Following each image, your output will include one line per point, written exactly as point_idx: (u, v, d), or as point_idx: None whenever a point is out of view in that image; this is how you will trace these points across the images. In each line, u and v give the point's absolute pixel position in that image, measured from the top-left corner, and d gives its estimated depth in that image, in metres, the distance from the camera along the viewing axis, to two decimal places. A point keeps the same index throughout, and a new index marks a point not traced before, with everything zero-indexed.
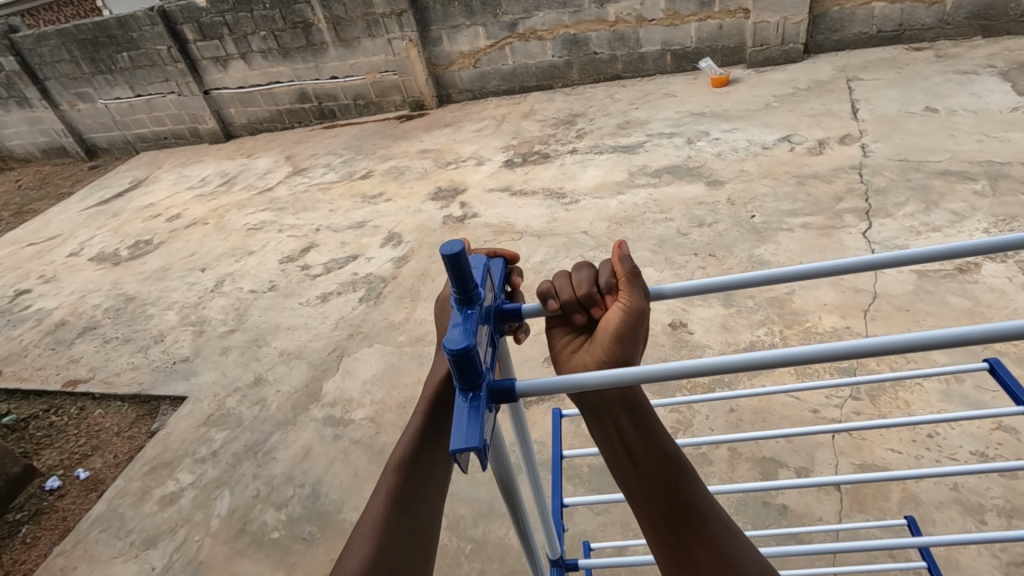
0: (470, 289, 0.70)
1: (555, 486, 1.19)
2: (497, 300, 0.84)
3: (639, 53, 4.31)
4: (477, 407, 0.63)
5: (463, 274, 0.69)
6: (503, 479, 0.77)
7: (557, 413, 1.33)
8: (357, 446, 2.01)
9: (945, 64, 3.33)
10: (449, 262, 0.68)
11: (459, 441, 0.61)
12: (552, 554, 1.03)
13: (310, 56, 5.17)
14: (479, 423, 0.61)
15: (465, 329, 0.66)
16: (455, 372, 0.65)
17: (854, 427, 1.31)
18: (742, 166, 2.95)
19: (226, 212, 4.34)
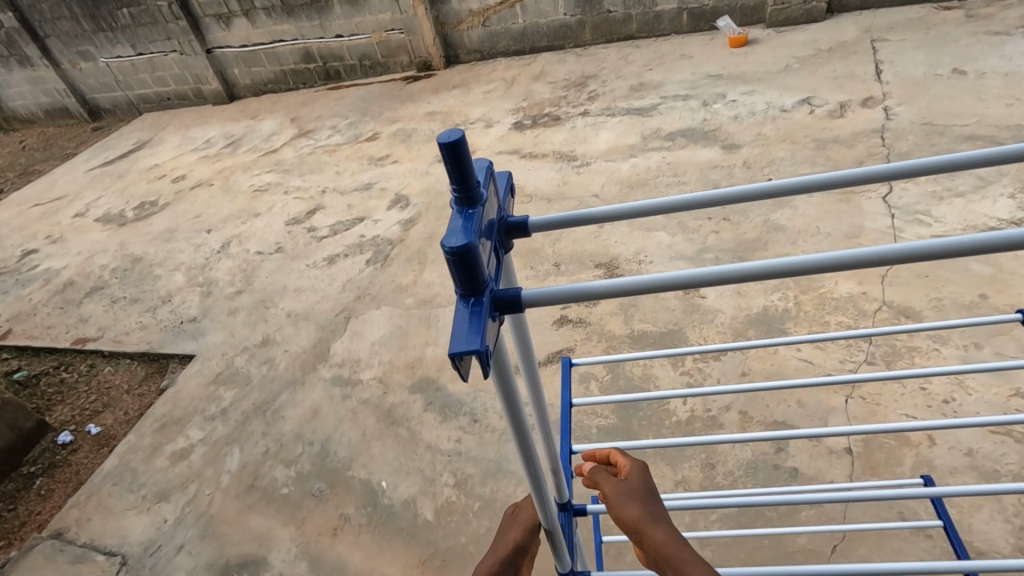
0: (471, 187, 0.66)
1: (565, 434, 1.16)
2: (503, 213, 0.79)
3: (654, 12, 4.16)
4: (479, 313, 0.61)
5: (463, 170, 0.65)
6: (517, 426, 0.73)
7: (567, 362, 1.30)
8: (365, 405, 2.01)
9: (976, 25, 3.19)
10: (447, 151, 0.62)
11: (460, 344, 0.58)
12: (560, 499, 1.01)
13: (315, 14, 5.03)
14: (481, 328, 0.59)
15: (466, 229, 0.62)
16: (455, 275, 0.62)
17: (867, 378, 1.23)
18: (760, 129, 2.86)
19: (232, 174, 4.29)
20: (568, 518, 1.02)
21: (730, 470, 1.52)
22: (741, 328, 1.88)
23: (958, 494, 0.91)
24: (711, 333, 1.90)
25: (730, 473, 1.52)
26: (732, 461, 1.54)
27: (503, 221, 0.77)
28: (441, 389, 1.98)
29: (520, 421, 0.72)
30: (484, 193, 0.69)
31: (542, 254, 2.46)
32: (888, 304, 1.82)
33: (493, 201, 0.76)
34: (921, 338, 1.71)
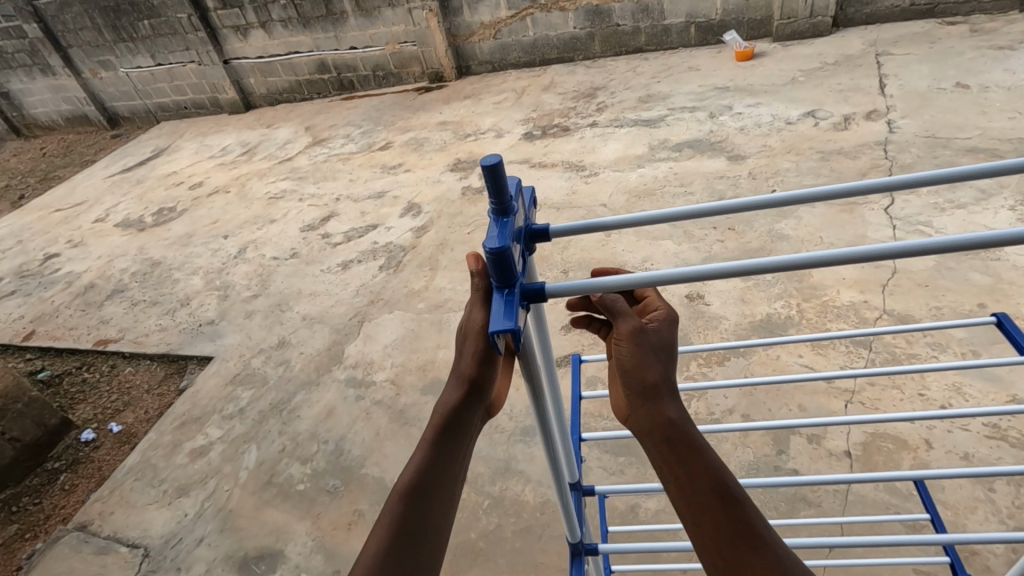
0: (506, 200, 0.73)
1: (575, 423, 1.21)
2: (527, 220, 0.85)
3: (662, 25, 4.24)
4: (512, 302, 0.68)
5: (501, 184, 0.71)
6: (541, 413, 0.80)
7: (577, 360, 1.33)
8: (378, 406, 2.07)
9: (980, 39, 3.24)
10: (487, 172, 0.70)
11: (497, 327, 0.66)
12: (572, 480, 1.07)
13: (330, 26, 5.16)
14: (514, 314, 0.66)
15: (502, 233, 0.69)
16: (492, 271, 0.69)
17: (848, 374, 1.26)
18: (765, 141, 2.92)
19: (248, 181, 4.41)
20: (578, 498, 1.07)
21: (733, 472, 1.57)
22: (744, 334, 1.93)
23: (940, 477, 1.00)
24: (715, 339, 1.95)
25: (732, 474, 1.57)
26: (734, 463, 1.59)
27: (529, 229, 0.84)
28: None
29: (544, 411, 0.79)
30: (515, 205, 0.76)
31: (551, 261, 2.53)
32: (888, 312, 1.86)
33: (520, 211, 0.82)
34: (919, 345, 1.76)
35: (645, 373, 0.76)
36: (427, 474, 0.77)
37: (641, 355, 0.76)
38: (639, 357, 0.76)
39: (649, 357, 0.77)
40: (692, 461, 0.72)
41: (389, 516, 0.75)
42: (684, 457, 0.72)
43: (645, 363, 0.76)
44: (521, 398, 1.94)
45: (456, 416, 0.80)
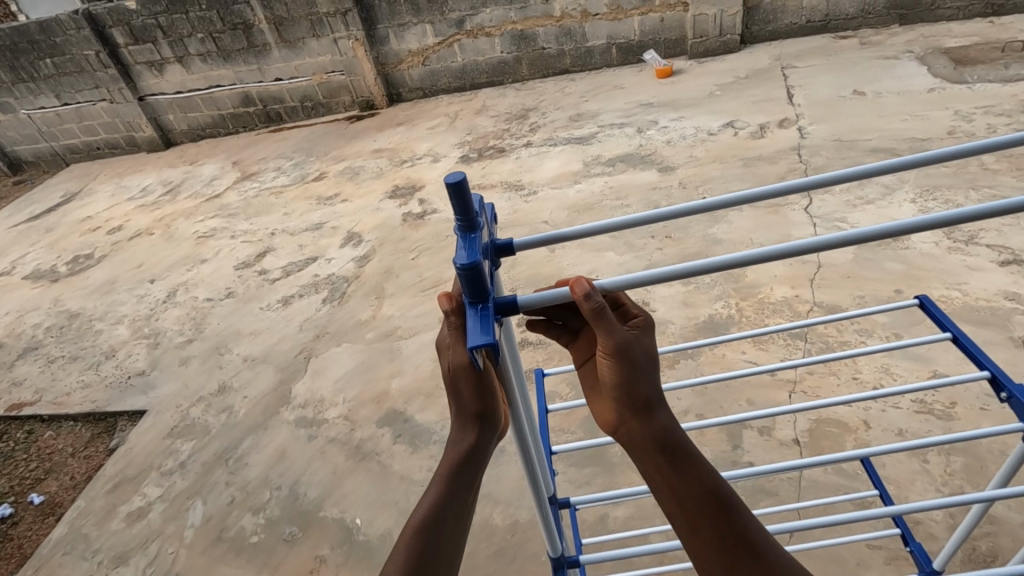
0: (472, 216, 0.72)
1: (544, 436, 1.19)
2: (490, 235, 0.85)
3: (585, 47, 4.41)
4: (488, 317, 0.67)
5: (466, 200, 0.71)
6: (517, 431, 0.79)
7: (539, 374, 1.31)
8: (333, 444, 1.99)
9: (870, 51, 3.56)
10: (453, 190, 0.68)
11: (476, 344, 0.65)
12: (547, 493, 1.05)
13: (252, 58, 5.05)
14: (492, 329, 0.66)
15: (472, 250, 0.69)
16: (465, 287, 0.69)
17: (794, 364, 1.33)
18: (692, 151, 3.07)
19: (173, 221, 4.19)
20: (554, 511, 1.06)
21: None
22: (690, 337, 2.00)
23: (885, 451, 1.01)
24: (664, 344, 2.01)
25: None
26: None
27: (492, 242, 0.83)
28: (409, 420, 1.99)
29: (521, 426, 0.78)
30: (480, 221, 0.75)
31: None
32: (818, 304, 1.99)
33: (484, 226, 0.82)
34: (847, 332, 1.88)
35: (631, 387, 0.73)
36: (444, 513, 0.77)
37: (627, 370, 0.72)
38: (626, 370, 0.72)
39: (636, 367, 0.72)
40: (683, 469, 0.71)
41: (402, 554, 0.74)
42: (679, 470, 0.71)
43: (631, 376, 0.72)
44: None
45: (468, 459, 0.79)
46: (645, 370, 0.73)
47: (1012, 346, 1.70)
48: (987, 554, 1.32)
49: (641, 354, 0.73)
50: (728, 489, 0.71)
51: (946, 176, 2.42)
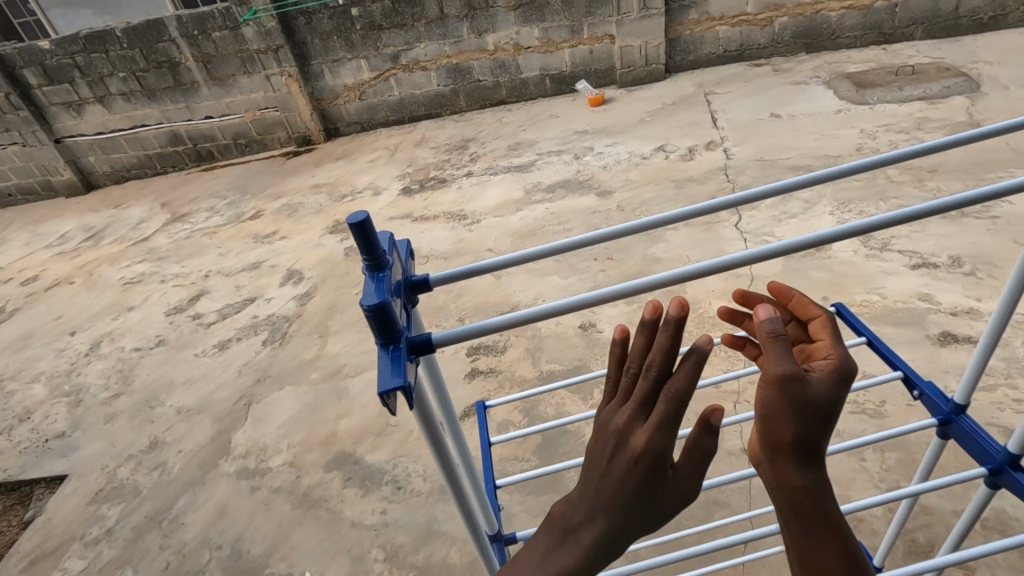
0: (379, 256, 0.71)
1: (488, 470, 1.15)
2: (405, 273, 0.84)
3: (520, 79, 4.53)
4: (400, 357, 0.65)
5: (372, 240, 0.70)
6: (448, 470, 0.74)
7: (482, 406, 1.30)
8: (278, 494, 1.89)
9: (782, 77, 3.83)
10: (356, 230, 0.68)
11: (386, 385, 0.61)
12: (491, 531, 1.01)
13: (180, 96, 4.89)
14: (403, 369, 0.63)
15: (379, 289, 0.67)
16: (374, 329, 0.66)
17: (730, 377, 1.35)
18: (627, 175, 3.18)
19: (97, 268, 3.94)
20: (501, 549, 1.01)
21: None
22: None
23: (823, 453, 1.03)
24: None
25: None
26: None
27: (405, 282, 0.81)
28: (359, 461, 1.91)
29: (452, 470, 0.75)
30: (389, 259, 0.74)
31: (446, 311, 2.52)
32: None
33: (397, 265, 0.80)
34: None
35: (782, 434, 0.61)
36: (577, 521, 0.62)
37: (784, 413, 0.60)
38: (783, 412, 0.61)
39: (797, 417, 0.60)
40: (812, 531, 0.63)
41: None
42: (810, 534, 0.64)
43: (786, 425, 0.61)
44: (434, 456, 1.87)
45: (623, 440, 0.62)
46: (808, 423, 0.61)
47: (929, 343, 1.82)
48: (925, 545, 1.38)
49: (812, 407, 0.60)
50: (857, 566, 0.63)
51: (858, 190, 2.60)
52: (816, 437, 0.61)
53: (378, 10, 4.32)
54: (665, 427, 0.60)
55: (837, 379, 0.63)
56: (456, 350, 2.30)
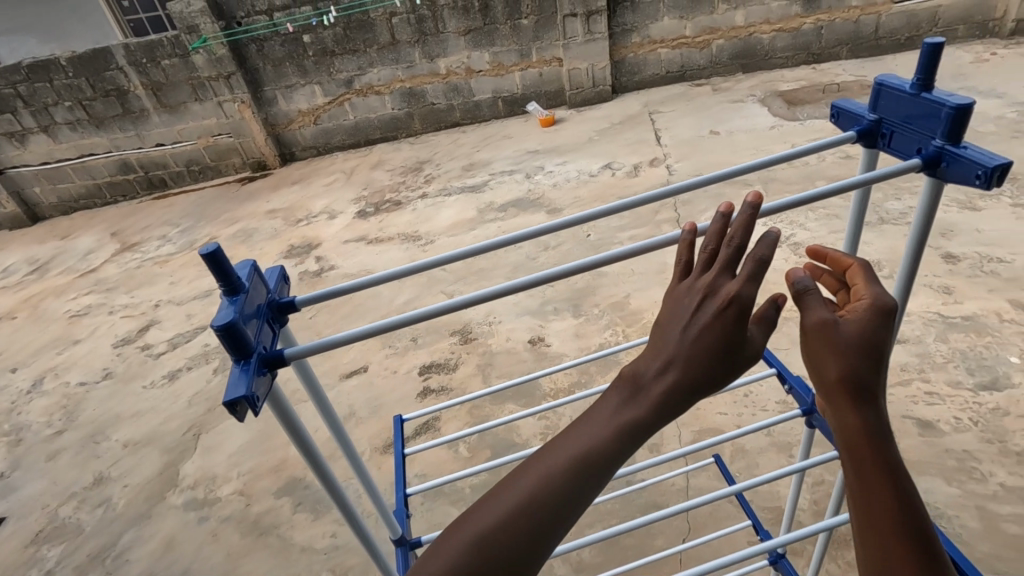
0: (235, 279, 0.72)
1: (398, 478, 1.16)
2: (273, 293, 0.85)
3: (473, 101, 4.62)
4: (248, 371, 0.67)
5: (228, 266, 0.71)
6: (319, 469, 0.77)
7: (398, 419, 1.33)
8: (227, 523, 1.86)
9: (721, 96, 4.03)
10: (207, 258, 0.69)
11: (231, 398, 0.64)
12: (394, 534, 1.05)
13: (129, 124, 4.82)
14: (251, 381, 0.66)
15: (230, 309, 0.68)
16: (226, 345, 0.68)
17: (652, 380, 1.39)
18: (576, 193, 3.28)
19: (41, 301, 3.82)
20: (405, 554, 1.05)
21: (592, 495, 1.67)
22: (584, 366, 2.09)
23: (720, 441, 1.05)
24: (560, 376, 2.08)
25: None
26: None
27: (267, 302, 0.82)
28: (310, 486, 1.91)
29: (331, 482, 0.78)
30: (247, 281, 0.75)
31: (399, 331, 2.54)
32: None
33: (260, 287, 0.81)
34: None
35: (828, 370, 0.65)
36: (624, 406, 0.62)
37: (824, 347, 0.65)
38: (826, 350, 0.65)
39: (840, 350, 0.65)
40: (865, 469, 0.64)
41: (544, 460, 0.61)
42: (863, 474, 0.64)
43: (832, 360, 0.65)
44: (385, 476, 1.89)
45: (707, 306, 0.64)
46: (851, 356, 0.65)
47: None
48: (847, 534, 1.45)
49: (854, 341, 0.64)
50: (923, 506, 0.62)
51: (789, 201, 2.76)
52: (861, 368, 0.64)
53: (330, 36, 4.37)
54: (754, 278, 0.62)
55: (877, 316, 0.66)
56: (409, 369, 2.32)
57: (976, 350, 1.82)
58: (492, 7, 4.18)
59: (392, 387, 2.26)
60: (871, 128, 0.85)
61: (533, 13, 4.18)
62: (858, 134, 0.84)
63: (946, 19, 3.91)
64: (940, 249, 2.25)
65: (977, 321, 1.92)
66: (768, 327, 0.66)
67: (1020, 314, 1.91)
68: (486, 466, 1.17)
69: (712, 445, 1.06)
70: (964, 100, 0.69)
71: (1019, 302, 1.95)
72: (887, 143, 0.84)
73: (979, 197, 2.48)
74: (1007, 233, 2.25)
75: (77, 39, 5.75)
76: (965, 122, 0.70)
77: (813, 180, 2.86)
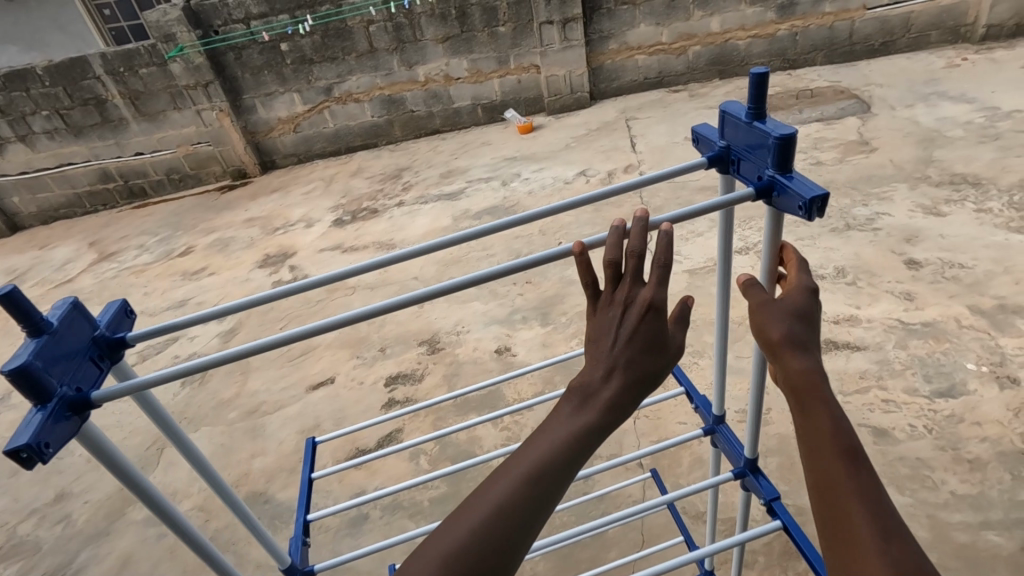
0: (41, 320, 0.69)
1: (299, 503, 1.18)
2: (102, 330, 0.81)
3: (452, 108, 4.63)
4: (44, 417, 0.64)
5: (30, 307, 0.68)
6: (149, 499, 0.75)
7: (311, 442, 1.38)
8: (185, 539, 1.85)
9: (697, 102, 4.05)
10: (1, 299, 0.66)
11: (15, 447, 0.60)
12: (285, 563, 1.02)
13: (108, 133, 4.79)
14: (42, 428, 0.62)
15: (25, 352, 0.65)
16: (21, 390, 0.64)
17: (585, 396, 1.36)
18: (550, 200, 3.29)
19: (15, 313, 3.79)
20: None
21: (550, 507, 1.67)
22: (548, 376, 2.08)
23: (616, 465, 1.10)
24: (525, 387, 2.08)
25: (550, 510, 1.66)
26: None
27: (90, 334, 0.79)
28: (270, 500, 1.90)
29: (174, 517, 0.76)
30: (56, 322, 0.72)
31: (368, 341, 2.53)
32: None
33: (83, 323, 0.78)
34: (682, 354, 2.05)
35: (771, 332, 0.71)
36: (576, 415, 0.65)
37: (768, 312, 0.72)
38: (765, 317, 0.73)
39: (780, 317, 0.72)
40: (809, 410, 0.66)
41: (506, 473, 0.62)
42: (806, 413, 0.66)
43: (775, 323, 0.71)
44: (346, 489, 1.88)
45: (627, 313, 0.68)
46: (788, 319, 0.71)
47: None
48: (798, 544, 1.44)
49: (789, 309, 0.72)
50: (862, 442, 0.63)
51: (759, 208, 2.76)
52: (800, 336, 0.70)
53: (308, 44, 4.37)
54: (662, 284, 0.67)
55: (807, 293, 0.74)
56: (376, 380, 2.31)
57: (933, 357, 1.82)
58: (470, 14, 4.18)
59: (357, 398, 2.25)
60: (723, 154, 0.87)
61: (510, 20, 4.19)
62: (708, 159, 0.87)
63: (919, 25, 3.95)
64: (903, 255, 2.26)
65: (936, 327, 1.92)
66: (686, 324, 0.72)
67: (978, 320, 1.91)
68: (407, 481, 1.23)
69: (624, 463, 1.12)
70: (785, 130, 0.72)
71: (978, 308, 1.96)
72: (735, 167, 0.86)
73: (944, 202, 2.49)
74: (968, 239, 2.27)
75: (57, 48, 5.72)
76: (788, 150, 0.72)
77: None
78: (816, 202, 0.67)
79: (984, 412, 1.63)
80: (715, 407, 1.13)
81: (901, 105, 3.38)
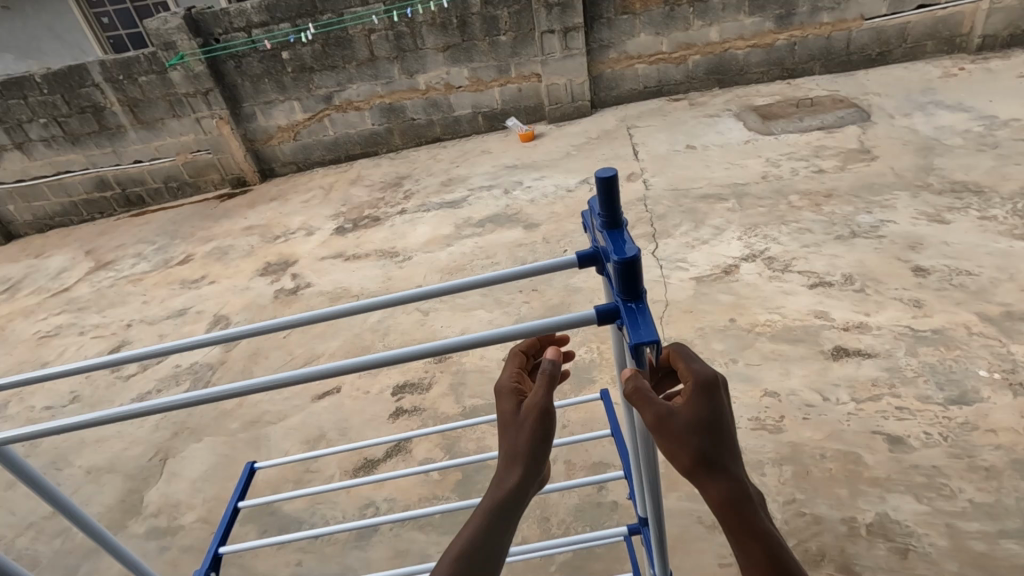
0: None
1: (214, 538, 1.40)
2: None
3: (452, 116, 4.63)
4: None
5: None
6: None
7: (250, 467, 1.62)
8: (187, 553, 1.81)
9: (697, 110, 4.07)
10: None
11: None
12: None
13: (105, 141, 4.76)
14: None
15: None
16: None
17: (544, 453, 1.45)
18: (553, 208, 3.28)
19: (10, 322, 3.73)
20: None
21: (563, 519, 1.65)
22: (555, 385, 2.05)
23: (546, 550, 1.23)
24: None
25: (563, 522, 1.65)
26: (564, 509, 1.68)
27: None
28: (276, 512, 1.87)
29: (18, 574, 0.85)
30: None
31: (371, 351, 2.51)
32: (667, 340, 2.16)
33: None
34: None
35: (681, 458, 0.68)
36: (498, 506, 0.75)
37: (667, 441, 0.68)
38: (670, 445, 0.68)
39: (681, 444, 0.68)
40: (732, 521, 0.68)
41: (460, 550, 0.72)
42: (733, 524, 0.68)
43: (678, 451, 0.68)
44: (353, 501, 1.85)
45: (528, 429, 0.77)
46: (691, 439, 0.67)
47: (823, 358, 1.93)
48: (816, 555, 1.41)
49: (689, 427, 0.67)
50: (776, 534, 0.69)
51: (763, 215, 2.77)
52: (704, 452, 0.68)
53: (309, 52, 4.37)
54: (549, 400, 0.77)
55: (701, 395, 0.69)
56: (381, 390, 2.28)
57: (944, 364, 1.82)
58: (471, 23, 4.20)
59: (362, 408, 2.23)
60: (593, 256, 0.85)
61: (511, 30, 4.21)
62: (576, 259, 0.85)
63: (915, 35, 3.99)
64: (909, 262, 2.27)
65: (946, 334, 1.92)
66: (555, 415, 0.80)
67: (988, 327, 1.91)
68: (400, 515, 1.40)
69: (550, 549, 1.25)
70: (628, 253, 0.68)
71: (987, 315, 1.96)
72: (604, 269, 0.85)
73: (947, 210, 2.50)
74: (973, 246, 2.27)
75: (53, 56, 5.71)
76: (635, 275, 0.69)
77: (786, 194, 2.88)
78: (640, 349, 0.65)
79: (997, 419, 1.63)
80: (640, 508, 1.14)
81: (900, 113, 3.41)
